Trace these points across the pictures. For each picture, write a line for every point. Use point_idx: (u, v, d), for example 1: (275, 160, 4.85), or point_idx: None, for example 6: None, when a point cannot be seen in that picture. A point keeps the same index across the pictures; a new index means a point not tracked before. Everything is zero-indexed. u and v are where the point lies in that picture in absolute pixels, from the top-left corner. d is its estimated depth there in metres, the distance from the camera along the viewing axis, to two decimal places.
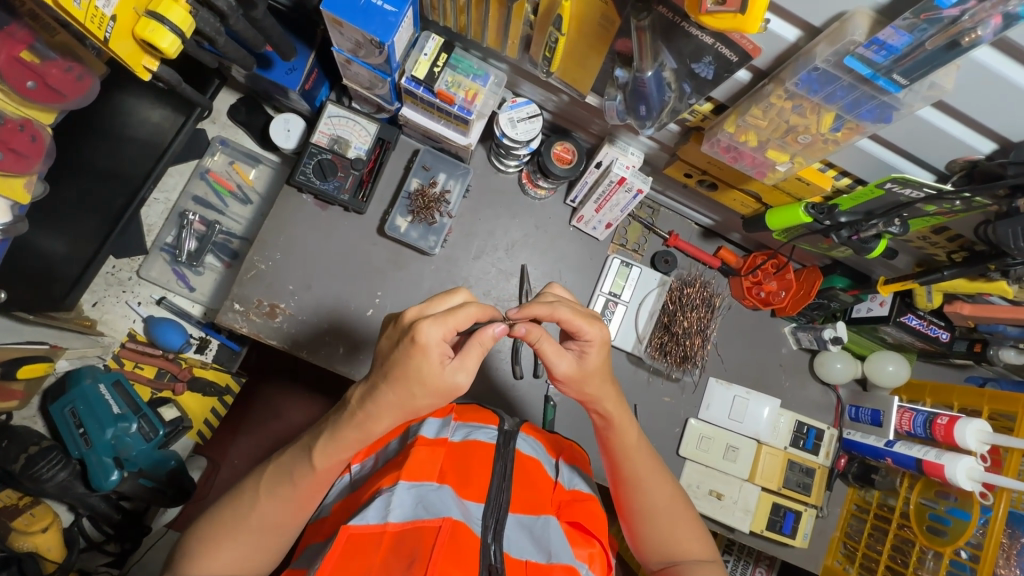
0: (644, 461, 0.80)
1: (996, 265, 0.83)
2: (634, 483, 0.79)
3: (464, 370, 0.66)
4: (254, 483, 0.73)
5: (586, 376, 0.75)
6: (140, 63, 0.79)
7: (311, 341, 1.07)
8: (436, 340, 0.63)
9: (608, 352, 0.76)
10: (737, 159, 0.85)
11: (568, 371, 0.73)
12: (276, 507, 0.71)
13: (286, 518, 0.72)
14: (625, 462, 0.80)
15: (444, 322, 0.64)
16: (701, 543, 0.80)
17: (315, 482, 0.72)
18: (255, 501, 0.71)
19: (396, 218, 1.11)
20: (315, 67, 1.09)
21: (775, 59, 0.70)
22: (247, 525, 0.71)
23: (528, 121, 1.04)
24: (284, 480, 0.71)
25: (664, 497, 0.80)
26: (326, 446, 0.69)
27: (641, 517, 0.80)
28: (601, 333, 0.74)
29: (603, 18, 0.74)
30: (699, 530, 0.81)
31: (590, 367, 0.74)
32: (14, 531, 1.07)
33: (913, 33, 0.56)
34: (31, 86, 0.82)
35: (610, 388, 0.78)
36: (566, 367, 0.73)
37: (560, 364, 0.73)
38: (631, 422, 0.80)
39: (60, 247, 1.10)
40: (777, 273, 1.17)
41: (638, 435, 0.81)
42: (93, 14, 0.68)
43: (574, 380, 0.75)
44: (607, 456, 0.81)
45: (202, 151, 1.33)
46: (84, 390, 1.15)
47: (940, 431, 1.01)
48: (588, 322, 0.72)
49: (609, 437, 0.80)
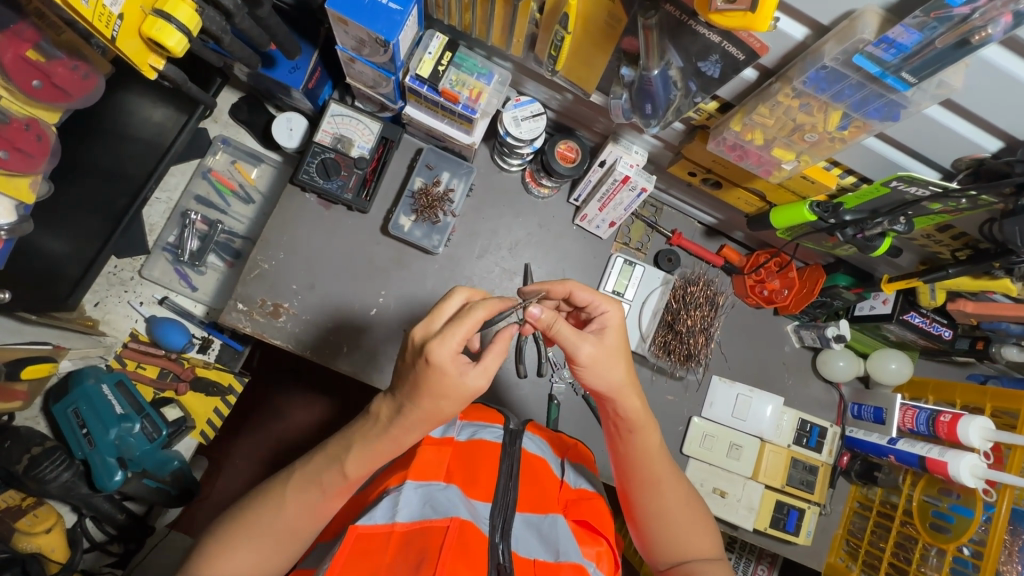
0: (662, 465, 0.80)
1: (1001, 263, 0.83)
2: (648, 485, 0.79)
3: (481, 372, 0.65)
4: (279, 487, 0.72)
5: (610, 356, 0.73)
6: (146, 62, 0.79)
7: (315, 341, 1.07)
8: (450, 353, 0.62)
9: (625, 331, 0.76)
10: (742, 157, 0.84)
11: (592, 352, 0.72)
12: (300, 512, 0.71)
13: (307, 525, 0.72)
14: (643, 464, 0.79)
15: (455, 334, 0.63)
16: (710, 544, 0.80)
17: (327, 487, 0.71)
18: (282, 508, 0.70)
19: (400, 217, 1.11)
20: (318, 66, 1.09)
21: (783, 58, 0.70)
22: (267, 530, 0.70)
23: (532, 121, 1.04)
24: (311, 485, 0.71)
25: (677, 499, 0.80)
26: (359, 457, 0.70)
27: (652, 519, 0.79)
28: (616, 308, 0.76)
29: (609, 16, 0.74)
30: (709, 530, 0.81)
31: (610, 345, 0.74)
32: (19, 532, 1.07)
33: (923, 31, 0.57)
34: (36, 85, 0.82)
35: (633, 391, 0.76)
36: (589, 349, 0.72)
37: (584, 347, 0.72)
38: (654, 427, 0.80)
39: (62, 247, 1.10)
40: (780, 271, 1.18)
41: (658, 440, 0.80)
42: (100, 13, 0.67)
43: (599, 364, 0.73)
44: (623, 457, 0.81)
45: (204, 150, 1.32)
46: (86, 390, 1.15)
47: (943, 428, 1.02)
48: (598, 296, 0.77)
49: (632, 440, 0.79)
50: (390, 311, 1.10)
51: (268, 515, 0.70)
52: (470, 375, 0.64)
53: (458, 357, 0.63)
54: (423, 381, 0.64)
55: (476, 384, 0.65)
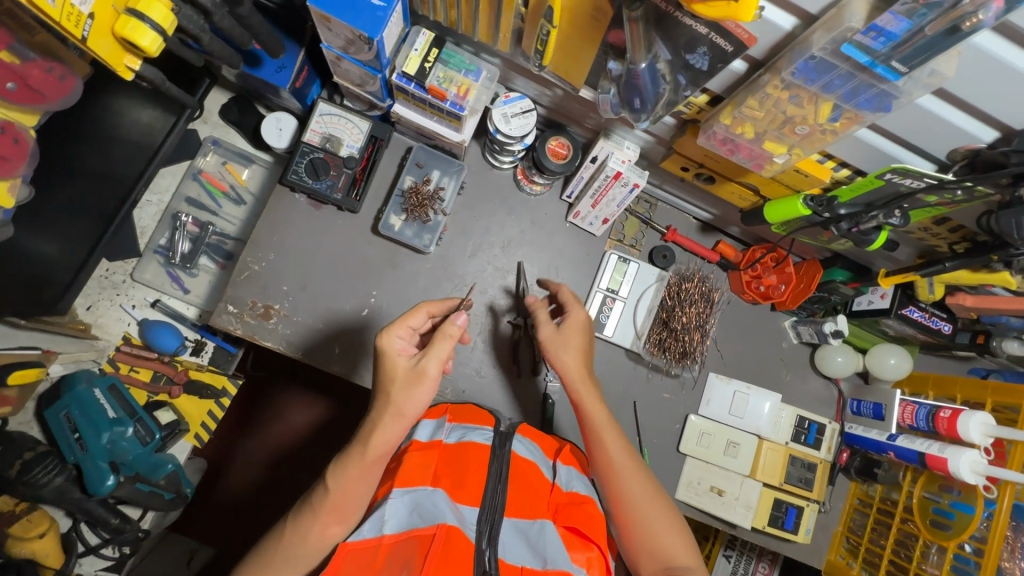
0: (621, 458, 0.82)
1: (999, 256, 0.82)
2: (611, 479, 0.81)
3: (434, 359, 0.72)
4: (280, 525, 0.73)
5: (568, 346, 0.88)
6: (122, 63, 0.77)
7: (306, 343, 1.06)
8: (393, 341, 0.73)
9: (586, 333, 0.90)
10: (734, 151, 0.83)
11: (550, 336, 0.89)
12: (298, 538, 0.70)
13: (306, 551, 0.70)
14: (603, 458, 0.82)
15: (397, 327, 0.75)
16: (679, 546, 0.79)
17: (319, 512, 0.70)
18: (282, 536, 0.71)
19: (390, 217, 1.10)
20: (305, 65, 1.08)
21: (771, 49, 0.69)
22: (274, 560, 0.70)
23: (522, 116, 1.02)
24: (304, 510, 0.71)
25: (647, 493, 0.80)
26: (337, 472, 0.71)
27: (621, 516, 0.80)
28: (581, 313, 0.91)
29: (595, 10, 0.72)
30: (679, 527, 0.80)
31: (569, 337, 0.89)
32: (13, 537, 1.07)
33: (913, 18, 0.55)
34: (10, 87, 0.81)
35: (585, 374, 0.87)
36: (547, 333, 0.89)
37: (543, 330, 0.90)
38: (610, 421, 0.84)
39: (49, 250, 1.10)
40: (777, 266, 1.16)
41: (617, 434, 0.83)
42: (69, 13, 0.66)
43: (558, 347, 0.88)
44: (591, 450, 0.84)
45: (194, 151, 1.32)
46: (78, 395, 1.13)
47: (943, 424, 1.00)
48: (574, 299, 0.93)
49: (590, 431, 0.84)
50: (382, 312, 1.09)
51: (274, 546, 0.71)
52: (423, 364, 0.71)
53: (403, 345, 0.74)
54: (379, 374, 0.73)
55: (432, 373, 0.71)
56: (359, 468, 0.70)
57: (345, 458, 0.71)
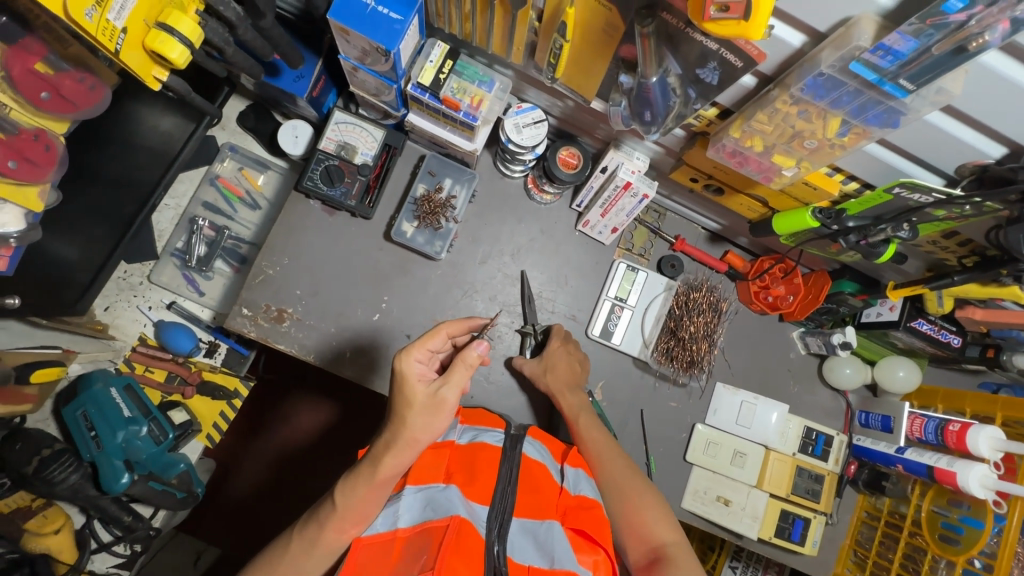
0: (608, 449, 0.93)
1: (1008, 271, 0.82)
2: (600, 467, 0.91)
3: (452, 387, 0.73)
4: (286, 537, 0.75)
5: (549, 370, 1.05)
6: (150, 74, 0.79)
7: (319, 346, 1.08)
8: (414, 366, 0.73)
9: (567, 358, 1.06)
10: (743, 164, 0.84)
11: (533, 369, 1.06)
12: (303, 548, 0.73)
13: (312, 563, 0.72)
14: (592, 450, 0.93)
15: (420, 349, 0.75)
16: (662, 524, 0.84)
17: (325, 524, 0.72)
18: (288, 548, 0.73)
19: (403, 224, 1.12)
20: (322, 74, 1.11)
21: (780, 65, 0.70)
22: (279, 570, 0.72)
23: (534, 127, 1.03)
24: (311, 522, 0.73)
25: (621, 472, 0.89)
26: (345, 491, 0.72)
27: (603, 492, 0.88)
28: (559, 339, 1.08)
29: (608, 25, 0.74)
30: (661, 508, 0.87)
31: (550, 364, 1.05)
32: (29, 532, 1.11)
33: (919, 38, 0.56)
34: (45, 97, 0.84)
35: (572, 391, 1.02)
36: (530, 367, 1.06)
37: (527, 365, 1.07)
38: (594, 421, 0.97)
39: (71, 253, 1.12)
40: (785, 277, 1.15)
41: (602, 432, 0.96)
42: (104, 28, 0.69)
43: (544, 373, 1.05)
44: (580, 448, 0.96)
45: (212, 157, 1.35)
46: (95, 394, 1.16)
47: (952, 438, 1.00)
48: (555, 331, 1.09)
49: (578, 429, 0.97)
50: (392, 317, 1.11)
51: (280, 554, 0.73)
52: (443, 393, 0.72)
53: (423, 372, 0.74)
54: (396, 399, 0.72)
55: (450, 404, 0.73)
56: (369, 490, 0.71)
57: (355, 478, 0.72)
